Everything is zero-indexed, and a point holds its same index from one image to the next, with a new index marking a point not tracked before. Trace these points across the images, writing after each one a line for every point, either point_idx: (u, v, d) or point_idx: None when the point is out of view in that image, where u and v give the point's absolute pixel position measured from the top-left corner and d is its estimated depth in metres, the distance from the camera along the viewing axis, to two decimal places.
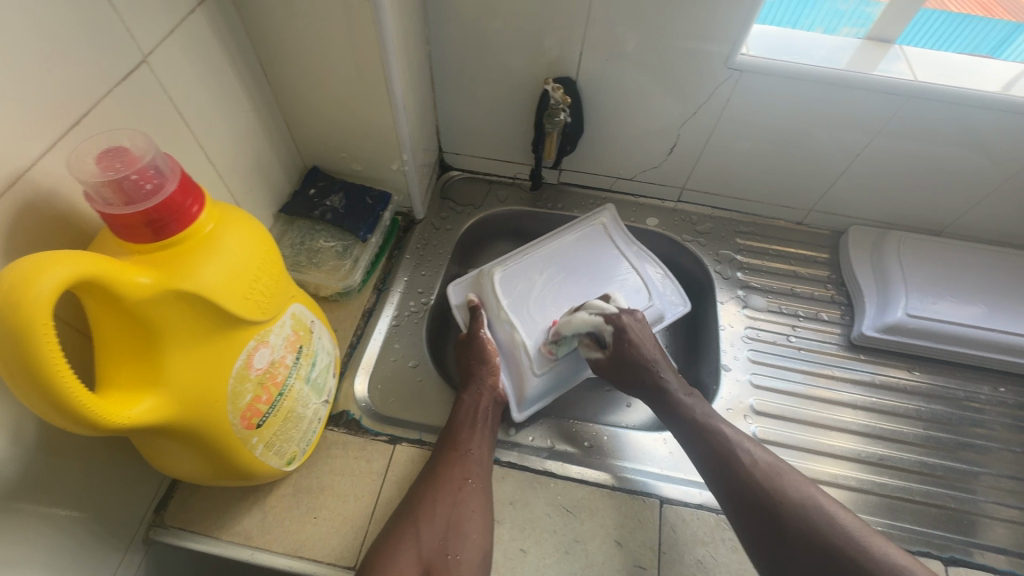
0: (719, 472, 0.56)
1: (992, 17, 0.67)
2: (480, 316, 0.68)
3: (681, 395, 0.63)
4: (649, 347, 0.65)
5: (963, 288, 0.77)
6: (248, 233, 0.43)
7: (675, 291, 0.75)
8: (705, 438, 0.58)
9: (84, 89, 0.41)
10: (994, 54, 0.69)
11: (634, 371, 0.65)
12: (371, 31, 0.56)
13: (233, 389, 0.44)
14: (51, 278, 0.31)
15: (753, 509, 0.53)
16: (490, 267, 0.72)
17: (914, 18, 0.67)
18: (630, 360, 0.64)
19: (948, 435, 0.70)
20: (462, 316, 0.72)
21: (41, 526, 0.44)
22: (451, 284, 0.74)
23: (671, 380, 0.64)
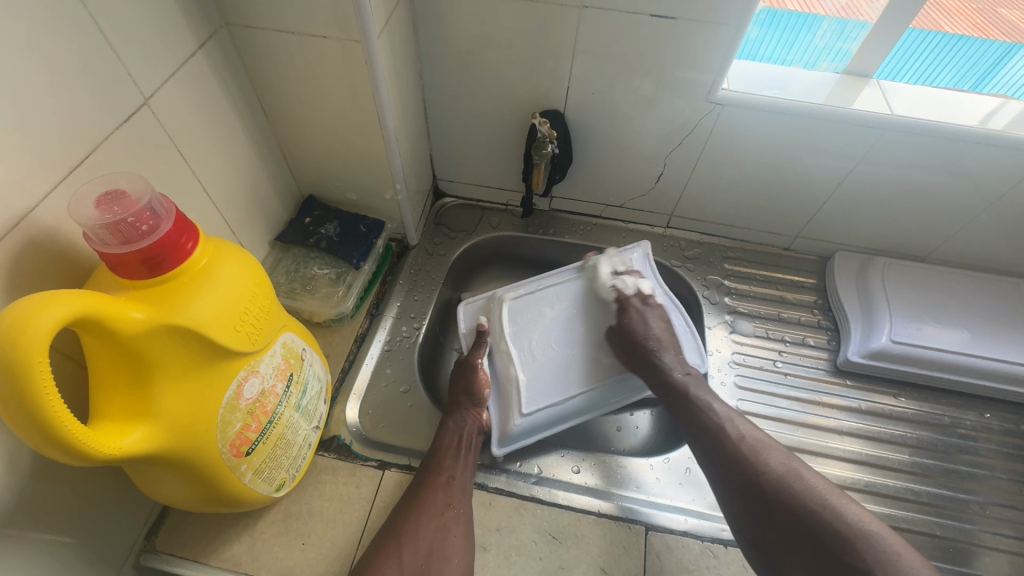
0: (712, 458, 0.58)
1: (986, 38, 0.66)
2: (483, 344, 0.69)
3: (678, 375, 0.66)
4: (647, 328, 0.70)
5: (947, 314, 0.78)
6: (239, 267, 0.45)
7: (695, 351, 0.73)
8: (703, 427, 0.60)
9: (87, 132, 0.43)
10: (977, 88, 0.71)
11: (632, 344, 0.69)
12: (365, 70, 0.58)
13: (223, 418, 0.45)
14: (48, 318, 0.32)
15: (745, 492, 0.54)
16: (502, 290, 0.74)
17: (901, 38, 0.67)
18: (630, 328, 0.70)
19: (935, 461, 0.71)
20: (467, 339, 0.72)
21: (33, 553, 0.45)
22: (463, 304, 0.75)
23: (671, 361, 0.68)
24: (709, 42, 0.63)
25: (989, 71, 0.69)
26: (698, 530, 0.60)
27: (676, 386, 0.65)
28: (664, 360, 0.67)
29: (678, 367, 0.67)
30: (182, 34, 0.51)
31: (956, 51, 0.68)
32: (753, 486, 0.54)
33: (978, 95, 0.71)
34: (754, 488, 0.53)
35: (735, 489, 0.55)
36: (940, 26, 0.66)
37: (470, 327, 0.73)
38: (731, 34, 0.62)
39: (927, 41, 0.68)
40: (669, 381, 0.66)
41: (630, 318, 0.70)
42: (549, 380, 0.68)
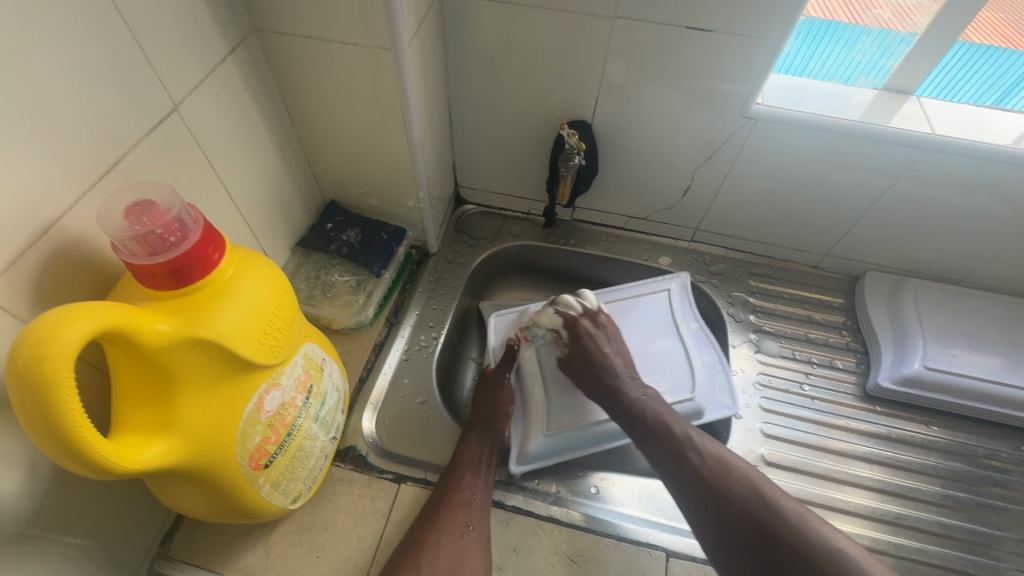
0: (709, 508, 0.52)
1: (1013, 48, 0.63)
2: (510, 361, 0.69)
3: (636, 396, 0.63)
4: (605, 355, 0.65)
5: (982, 340, 0.75)
6: (263, 278, 0.44)
7: (726, 392, 0.71)
8: (692, 468, 0.55)
9: (116, 138, 0.43)
10: (999, 103, 0.69)
11: (586, 368, 0.65)
12: (393, 78, 0.58)
13: (243, 431, 0.44)
14: (74, 332, 0.31)
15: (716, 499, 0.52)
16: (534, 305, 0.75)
17: (947, 51, 0.64)
18: (585, 356, 0.65)
19: (967, 494, 0.68)
20: (495, 352, 0.73)
21: (51, 560, 0.44)
22: (494, 315, 0.76)
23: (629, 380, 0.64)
24: (745, 55, 0.61)
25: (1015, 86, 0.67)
26: None
27: (636, 409, 0.62)
28: (621, 379, 0.64)
29: (634, 386, 0.64)
30: (213, 40, 0.50)
31: (984, 61, 0.66)
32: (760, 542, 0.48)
33: (1000, 110, 0.68)
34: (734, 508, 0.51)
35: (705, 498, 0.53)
36: (967, 38, 0.63)
37: (502, 340, 0.73)
38: (769, 48, 0.60)
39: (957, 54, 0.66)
40: (630, 405, 0.62)
41: (585, 344, 0.66)
42: (575, 402, 0.67)
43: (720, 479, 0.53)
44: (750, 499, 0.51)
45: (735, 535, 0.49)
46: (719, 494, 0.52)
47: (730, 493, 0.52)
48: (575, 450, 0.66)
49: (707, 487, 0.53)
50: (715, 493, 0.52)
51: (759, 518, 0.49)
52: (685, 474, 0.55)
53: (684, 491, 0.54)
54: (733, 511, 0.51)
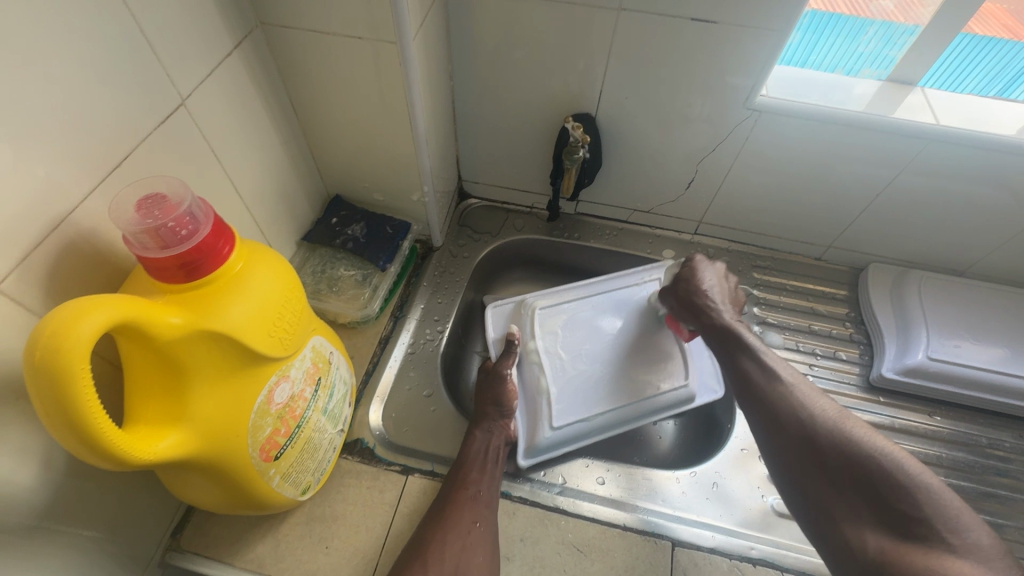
0: (789, 441, 0.50)
1: (1015, 39, 0.63)
2: (512, 353, 0.68)
3: (725, 317, 0.63)
4: (708, 279, 0.66)
5: (985, 330, 0.76)
6: (273, 272, 0.44)
7: (714, 376, 0.73)
8: (772, 401, 0.53)
9: (125, 133, 0.43)
10: (1004, 92, 0.69)
11: (683, 286, 0.67)
12: (398, 72, 0.58)
13: (254, 423, 0.45)
14: (90, 323, 0.32)
15: (786, 428, 0.51)
16: (531, 298, 0.74)
17: (953, 42, 0.65)
18: (686, 275, 0.68)
19: (970, 483, 0.69)
20: (496, 349, 0.72)
21: (64, 552, 0.45)
22: (491, 309, 0.75)
23: (722, 306, 0.64)
24: (751, 47, 0.61)
25: (1017, 77, 0.67)
26: (726, 547, 0.59)
27: (719, 327, 0.62)
28: (715, 299, 0.65)
29: (727, 309, 0.64)
30: (219, 34, 0.51)
31: (986, 53, 0.66)
32: (843, 476, 0.46)
33: (1004, 100, 0.68)
34: (806, 438, 0.49)
35: (774, 425, 0.52)
36: (971, 30, 0.63)
37: (500, 335, 0.72)
38: (775, 38, 0.60)
39: (960, 46, 0.65)
40: (711, 323, 0.63)
41: (698, 262, 0.68)
42: (575, 397, 0.68)
43: (803, 412, 0.50)
44: (834, 435, 0.48)
45: (816, 470, 0.48)
46: (788, 419, 0.51)
47: (806, 430, 0.49)
48: (586, 437, 0.66)
49: (788, 421, 0.51)
50: (797, 425, 0.50)
51: (844, 454, 0.46)
52: (767, 407, 0.53)
53: (765, 421, 0.52)
54: (815, 446, 0.48)
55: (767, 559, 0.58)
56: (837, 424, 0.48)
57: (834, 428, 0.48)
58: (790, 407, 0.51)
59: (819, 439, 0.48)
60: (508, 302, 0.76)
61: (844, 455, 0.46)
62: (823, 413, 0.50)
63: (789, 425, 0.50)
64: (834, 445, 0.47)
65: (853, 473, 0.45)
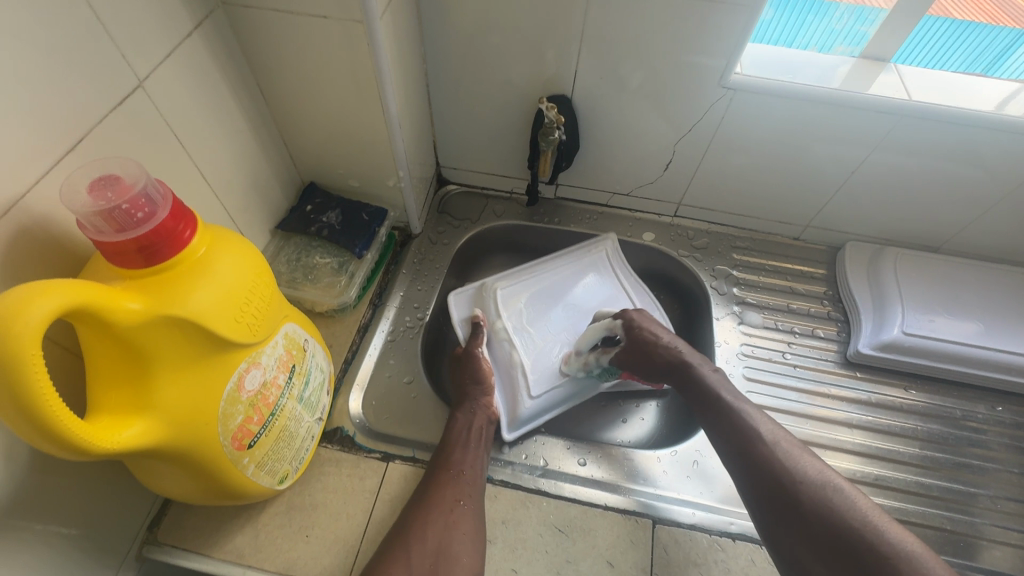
0: (774, 505, 0.50)
1: (997, 25, 0.64)
2: (480, 333, 0.69)
3: (706, 371, 0.62)
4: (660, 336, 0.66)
5: (959, 305, 0.77)
6: (239, 256, 0.43)
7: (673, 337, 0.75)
8: (748, 452, 0.53)
9: (80, 116, 0.42)
10: (988, 70, 0.69)
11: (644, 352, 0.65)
12: (366, 53, 0.56)
13: (224, 411, 0.44)
14: (39, 309, 0.31)
15: (770, 488, 0.50)
16: (493, 280, 0.75)
17: (915, 27, 0.66)
18: (639, 341, 0.66)
19: (944, 454, 0.70)
20: (462, 330, 0.72)
21: (32, 547, 0.44)
22: (452, 295, 0.75)
23: (693, 356, 0.64)
24: (723, 25, 0.61)
25: (998, 55, 0.68)
26: (706, 523, 0.59)
27: (699, 383, 0.61)
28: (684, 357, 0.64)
29: (704, 363, 0.63)
30: (178, 15, 0.49)
31: (964, 38, 0.67)
32: (816, 530, 0.46)
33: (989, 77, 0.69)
34: (790, 500, 0.49)
35: (758, 484, 0.51)
36: (948, 13, 0.65)
37: (467, 317, 0.73)
38: (747, 15, 0.59)
39: (935, 27, 0.66)
40: (699, 380, 0.61)
41: (644, 325, 0.67)
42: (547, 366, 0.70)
43: (788, 475, 0.50)
44: (821, 502, 0.47)
45: (800, 535, 0.47)
46: (773, 478, 0.51)
47: (791, 491, 0.49)
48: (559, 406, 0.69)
49: (770, 480, 0.51)
50: (783, 490, 0.50)
51: (829, 520, 0.46)
52: (750, 466, 0.53)
53: (752, 485, 0.52)
54: (790, 499, 0.49)
55: (746, 533, 0.59)
56: (823, 489, 0.48)
57: (822, 495, 0.48)
58: (774, 466, 0.51)
59: (804, 506, 0.48)
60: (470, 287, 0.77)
61: (827, 519, 0.46)
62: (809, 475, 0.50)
63: (774, 489, 0.50)
64: (821, 513, 0.47)
65: (837, 542, 0.45)
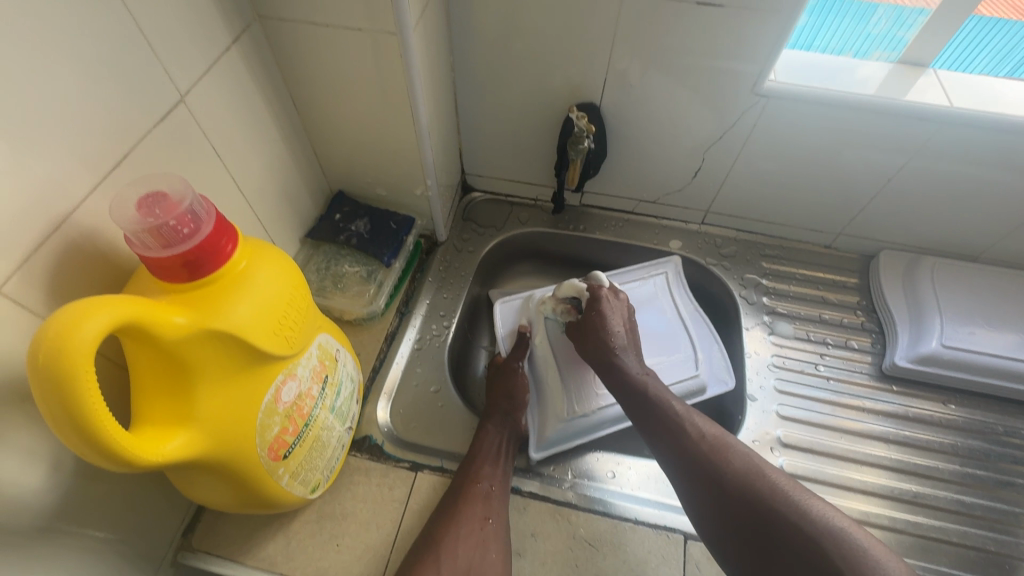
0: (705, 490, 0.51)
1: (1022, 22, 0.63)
2: (524, 346, 0.71)
3: (635, 371, 0.62)
4: (614, 324, 0.65)
5: (999, 317, 0.74)
6: (278, 270, 0.44)
7: (725, 368, 0.73)
8: (675, 439, 0.55)
9: (124, 130, 0.42)
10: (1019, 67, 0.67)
11: (591, 334, 0.65)
12: (399, 65, 0.57)
13: (261, 423, 0.44)
14: (94, 324, 0.31)
15: (698, 473, 0.51)
16: (539, 292, 0.76)
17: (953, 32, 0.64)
18: (591, 324, 0.65)
19: (985, 471, 0.68)
20: (505, 342, 0.73)
21: (75, 553, 0.45)
22: (499, 301, 0.77)
23: (631, 361, 0.63)
24: (759, 32, 0.60)
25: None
26: None
27: (632, 382, 0.61)
28: (624, 349, 0.64)
29: (637, 363, 0.63)
30: (216, 28, 0.50)
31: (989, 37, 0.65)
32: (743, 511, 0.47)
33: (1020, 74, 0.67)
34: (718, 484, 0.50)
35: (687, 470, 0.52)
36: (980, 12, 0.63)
37: (510, 328, 0.74)
38: (784, 21, 0.58)
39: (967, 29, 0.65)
40: (626, 374, 0.61)
41: (601, 308, 0.65)
42: (588, 386, 0.69)
43: (712, 460, 0.51)
44: (742, 483, 0.49)
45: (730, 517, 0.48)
46: (699, 462, 0.52)
47: (718, 474, 0.50)
48: (574, 437, 0.66)
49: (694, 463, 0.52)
50: (725, 499, 0.49)
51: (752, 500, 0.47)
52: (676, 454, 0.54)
53: (680, 474, 0.53)
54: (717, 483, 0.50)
55: None
56: (749, 479, 0.49)
57: (742, 477, 0.49)
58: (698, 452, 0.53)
59: (733, 496, 0.48)
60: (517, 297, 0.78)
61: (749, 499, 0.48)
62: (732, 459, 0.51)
63: (704, 481, 0.51)
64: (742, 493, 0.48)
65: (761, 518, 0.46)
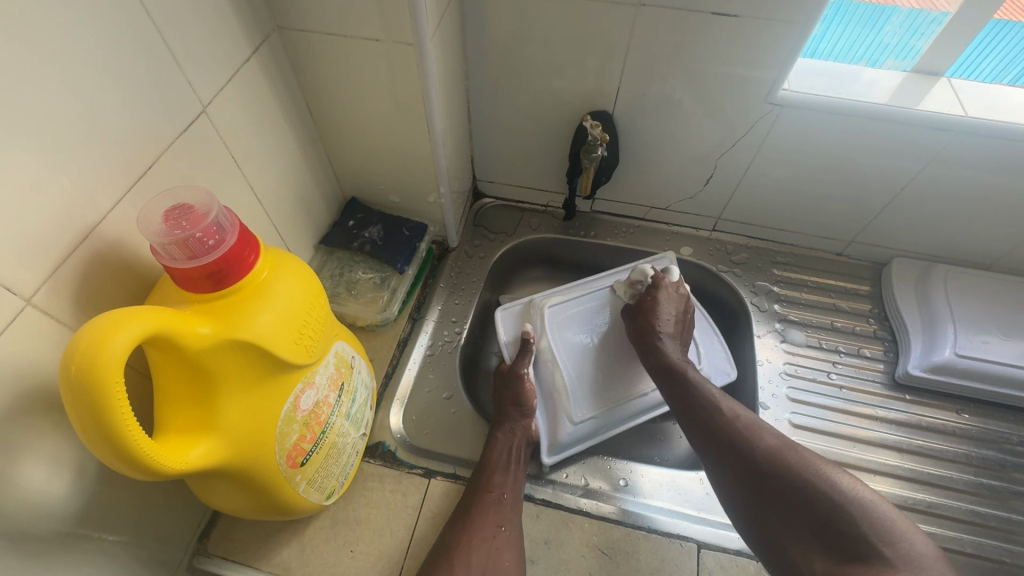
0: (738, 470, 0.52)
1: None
2: (528, 354, 0.68)
3: (673, 357, 0.65)
4: (666, 315, 0.67)
5: (1013, 326, 0.74)
6: (298, 279, 0.44)
7: (726, 357, 0.74)
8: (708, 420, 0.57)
9: (149, 141, 0.43)
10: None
11: (643, 319, 0.68)
12: (415, 75, 0.57)
13: (281, 430, 0.45)
14: (125, 335, 0.32)
15: (730, 454, 0.53)
16: (540, 297, 0.74)
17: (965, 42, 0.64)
18: (645, 309, 0.68)
19: (999, 482, 0.67)
20: (508, 350, 0.71)
21: (96, 558, 0.45)
22: (498, 312, 0.75)
23: (672, 347, 0.66)
24: (773, 41, 0.60)
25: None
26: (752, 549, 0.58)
27: (667, 365, 0.64)
28: (666, 337, 0.66)
29: (677, 351, 0.66)
30: (237, 39, 0.50)
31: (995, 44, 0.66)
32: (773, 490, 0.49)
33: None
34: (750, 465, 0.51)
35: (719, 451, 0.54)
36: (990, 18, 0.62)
37: (514, 336, 0.72)
38: (799, 31, 0.58)
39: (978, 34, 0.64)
40: (661, 357, 0.65)
41: (658, 295, 0.68)
42: (594, 389, 0.69)
43: (743, 440, 0.53)
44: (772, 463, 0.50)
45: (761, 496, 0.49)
46: (731, 443, 0.53)
47: (749, 454, 0.52)
48: (591, 437, 0.67)
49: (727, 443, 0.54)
50: (758, 483, 0.50)
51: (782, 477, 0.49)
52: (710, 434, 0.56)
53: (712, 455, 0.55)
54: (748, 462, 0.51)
55: None
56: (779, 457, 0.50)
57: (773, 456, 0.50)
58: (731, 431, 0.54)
59: (766, 475, 0.50)
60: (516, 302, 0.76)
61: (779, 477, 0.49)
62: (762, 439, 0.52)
63: (735, 462, 0.52)
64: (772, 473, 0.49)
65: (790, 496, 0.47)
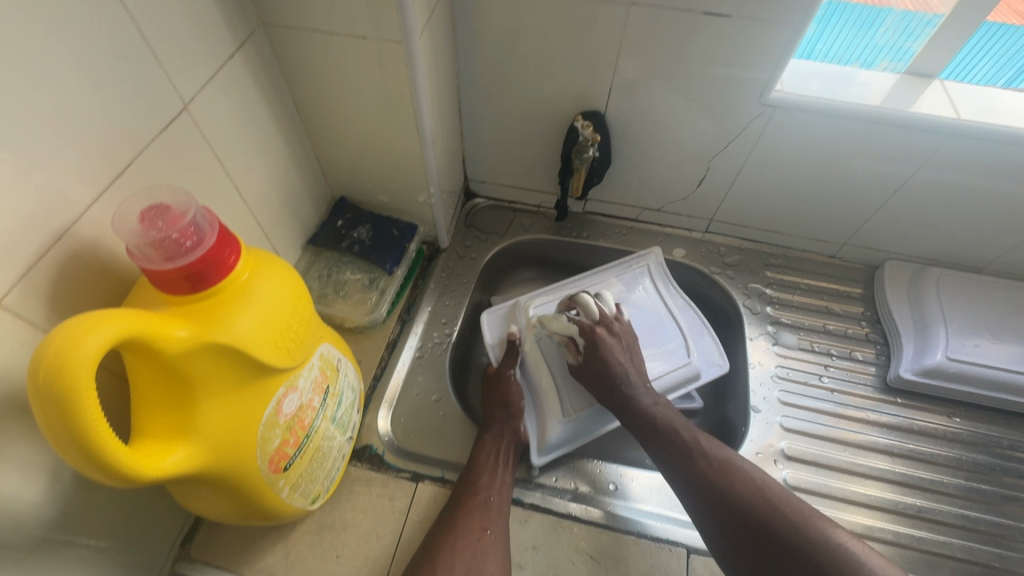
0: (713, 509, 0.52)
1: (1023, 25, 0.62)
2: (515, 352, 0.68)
3: (646, 404, 0.61)
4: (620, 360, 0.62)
5: (1005, 329, 0.74)
6: (280, 280, 0.43)
7: (718, 352, 0.73)
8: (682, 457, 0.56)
9: (128, 140, 0.42)
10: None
11: (598, 377, 0.62)
12: (404, 74, 0.57)
13: (263, 435, 0.44)
14: (98, 338, 0.31)
15: (706, 492, 0.53)
16: (526, 299, 0.73)
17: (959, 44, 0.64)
18: (595, 368, 0.62)
19: (990, 486, 0.67)
20: (496, 350, 0.71)
21: (73, 564, 0.44)
22: (486, 312, 0.75)
23: (642, 392, 0.62)
24: (765, 43, 0.60)
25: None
26: None
27: (642, 416, 0.60)
28: (632, 387, 0.61)
29: (646, 394, 0.62)
30: (222, 36, 0.49)
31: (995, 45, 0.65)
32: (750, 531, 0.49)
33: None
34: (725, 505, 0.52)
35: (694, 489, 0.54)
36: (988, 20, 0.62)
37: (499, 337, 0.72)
38: (791, 33, 0.58)
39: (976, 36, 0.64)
40: (638, 411, 0.61)
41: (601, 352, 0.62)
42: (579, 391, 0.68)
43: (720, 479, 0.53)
44: (748, 505, 0.51)
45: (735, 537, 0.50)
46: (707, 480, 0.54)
47: (725, 493, 0.52)
48: (579, 438, 0.66)
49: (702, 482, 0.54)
50: (733, 525, 0.51)
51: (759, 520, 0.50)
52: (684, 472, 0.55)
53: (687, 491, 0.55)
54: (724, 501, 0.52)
55: None
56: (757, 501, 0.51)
57: (749, 498, 0.51)
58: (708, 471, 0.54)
59: (741, 518, 0.50)
60: (502, 303, 0.76)
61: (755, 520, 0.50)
62: (738, 479, 0.53)
63: (710, 501, 0.53)
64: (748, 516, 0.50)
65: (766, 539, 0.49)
